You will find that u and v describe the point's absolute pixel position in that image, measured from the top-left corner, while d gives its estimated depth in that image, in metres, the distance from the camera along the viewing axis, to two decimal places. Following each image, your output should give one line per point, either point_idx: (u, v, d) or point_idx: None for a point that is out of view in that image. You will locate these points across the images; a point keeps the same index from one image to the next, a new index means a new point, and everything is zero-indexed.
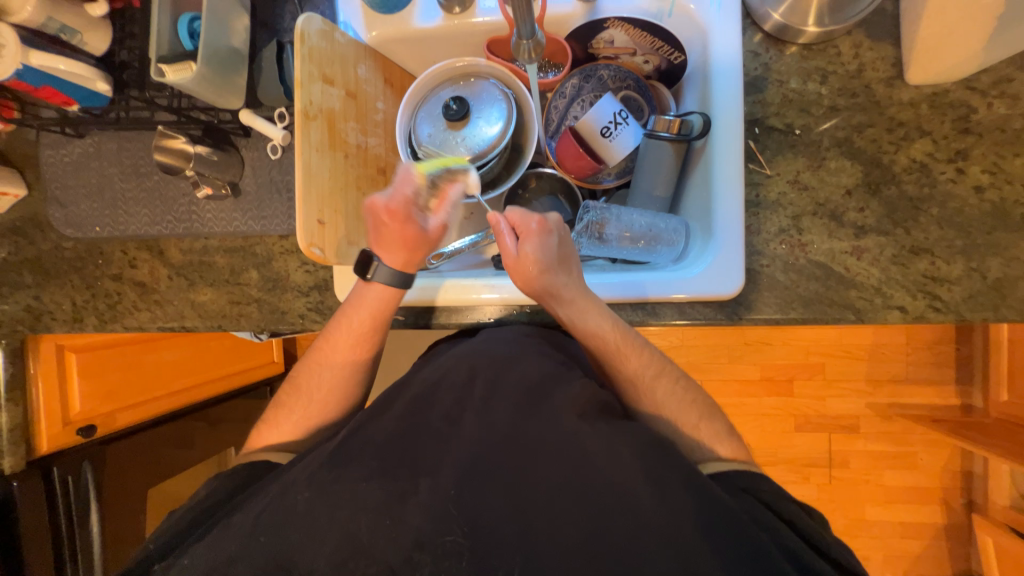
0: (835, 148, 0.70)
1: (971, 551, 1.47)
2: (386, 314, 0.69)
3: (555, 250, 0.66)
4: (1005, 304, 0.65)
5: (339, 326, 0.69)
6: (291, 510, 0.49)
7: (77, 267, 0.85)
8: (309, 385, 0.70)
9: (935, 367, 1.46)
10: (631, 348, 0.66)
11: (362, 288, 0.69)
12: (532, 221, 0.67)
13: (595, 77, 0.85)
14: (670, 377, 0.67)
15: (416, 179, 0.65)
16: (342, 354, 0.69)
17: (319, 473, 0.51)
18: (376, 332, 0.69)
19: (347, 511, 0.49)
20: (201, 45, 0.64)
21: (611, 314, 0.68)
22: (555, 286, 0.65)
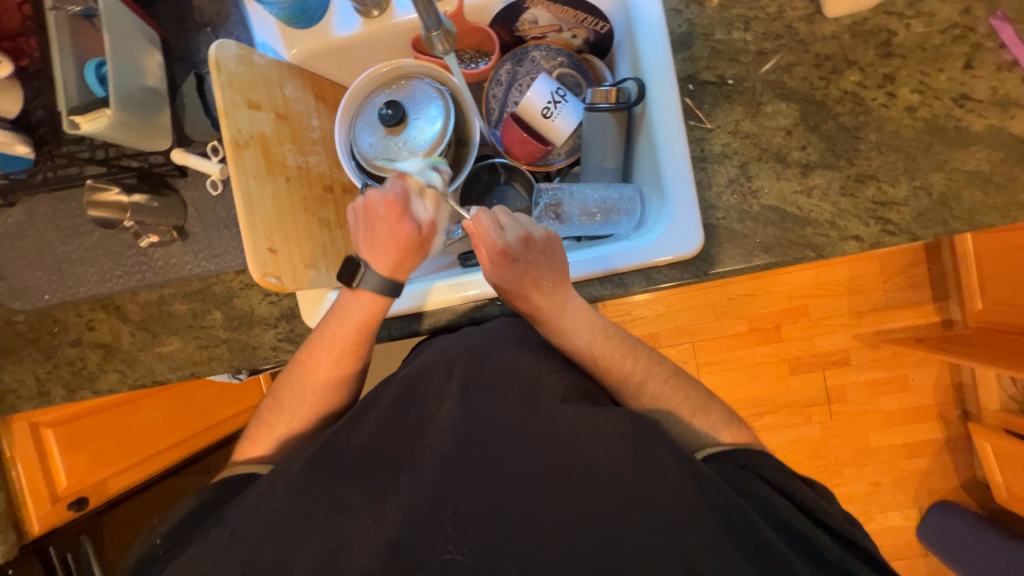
0: (769, 92, 0.71)
1: (973, 459, 1.52)
2: (371, 325, 0.68)
3: (525, 276, 0.64)
4: (954, 218, 0.66)
5: (323, 341, 0.68)
6: (269, 523, 0.49)
7: (33, 339, 0.82)
8: (292, 401, 0.68)
9: (910, 289, 1.50)
10: (623, 353, 0.68)
11: (348, 298, 0.68)
12: (501, 249, 0.64)
13: (527, 60, 0.85)
14: (665, 375, 0.66)
15: (409, 180, 0.67)
16: (329, 366, 0.68)
17: (295, 483, 0.51)
18: (361, 343, 0.68)
19: (325, 517, 0.48)
20: (112, 89, 0.62)
21: (590, 324, 0.68)
22: (528, 309, 0.67)
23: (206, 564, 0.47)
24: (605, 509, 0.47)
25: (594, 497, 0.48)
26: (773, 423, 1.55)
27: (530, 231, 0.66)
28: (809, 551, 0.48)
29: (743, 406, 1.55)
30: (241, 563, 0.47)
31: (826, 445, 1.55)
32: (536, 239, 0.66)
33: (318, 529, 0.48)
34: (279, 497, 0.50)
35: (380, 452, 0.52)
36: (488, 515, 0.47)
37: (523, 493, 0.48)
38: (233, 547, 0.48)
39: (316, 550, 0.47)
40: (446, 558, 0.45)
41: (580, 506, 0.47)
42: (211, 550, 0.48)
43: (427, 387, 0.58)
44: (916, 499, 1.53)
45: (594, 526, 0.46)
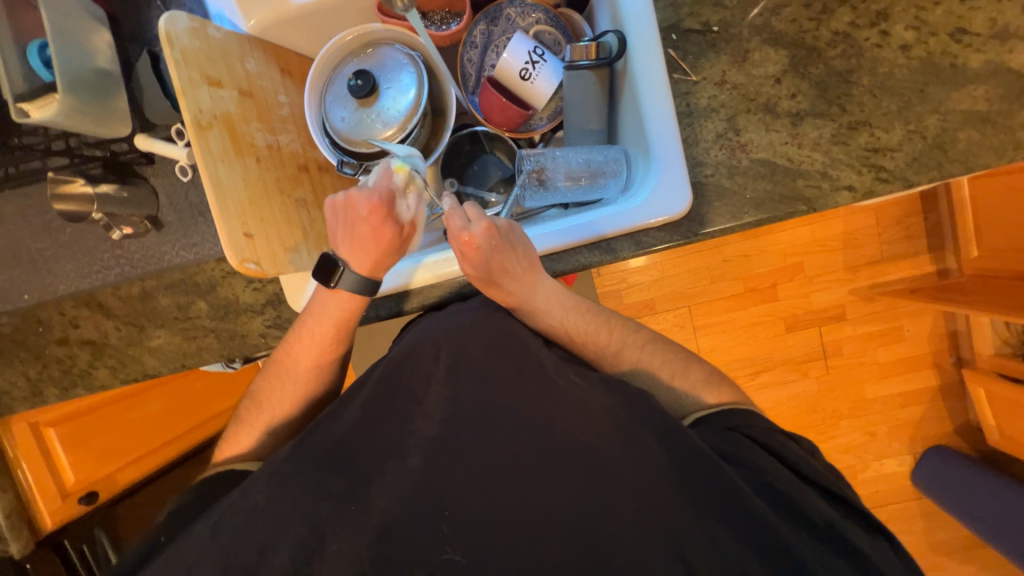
0: (756, 38, 0.67)
1: (967, 403, 1.54)
2: (353, 316, 0.67)
3: (495, 266, 0.63)
4: (949, 160, 0.64)
5: (301, 336, 0.67)
6: (252, 510, 0.48)
7: (19, 341, 0.81)
8: (276, 394, 0.68)
9: (906, 240, 1.48)
10: (599, 325, 0.67)
11: (325, 297, 0.66)
12: (461, 243, 0.62)
13: (501, 18, 0.81)
14: (646, 343, 0.66)
15: (396, 177, 0.65)
16: (308, 362, 0.67)
17: (278, 471, 0.51)
18: (341, 339, 0.68)
19: (307, 503, 0.49)
20: (59, 71, 0.59)
21: (563, 302, 0.68)
22: (501, 296, 0.66)
23: (191, 553, 0.48)
24: (590, 478, 0.48)
25: (581, 466, 0.49)
26: (769, 381, 1.57)
27: (497, 221, 0.64)
28: (801, 502, 0.49)
29: (740, 366, 1.57)
30: (232, 547, 0.47)
31: (823, 400, 1.57)
32: (504, 229, 0.64)
33: (301, 515, 0.48)
34: (261, 485, 0.50)
35: (367, 436, 0.52)
36: (473, 491, 0.48)
37: (510, 464, 0.49)
38: (221, 534, 0.48)
39: (308, 533, 0.47)
40: (447, 558, 0.46)
41: (567, 476, 0.48)
42: (198, 538, 0.49)
43: (414, 370, 0.57)
44: (911, 445, 1.57)
45: (581, 496, 0.48)
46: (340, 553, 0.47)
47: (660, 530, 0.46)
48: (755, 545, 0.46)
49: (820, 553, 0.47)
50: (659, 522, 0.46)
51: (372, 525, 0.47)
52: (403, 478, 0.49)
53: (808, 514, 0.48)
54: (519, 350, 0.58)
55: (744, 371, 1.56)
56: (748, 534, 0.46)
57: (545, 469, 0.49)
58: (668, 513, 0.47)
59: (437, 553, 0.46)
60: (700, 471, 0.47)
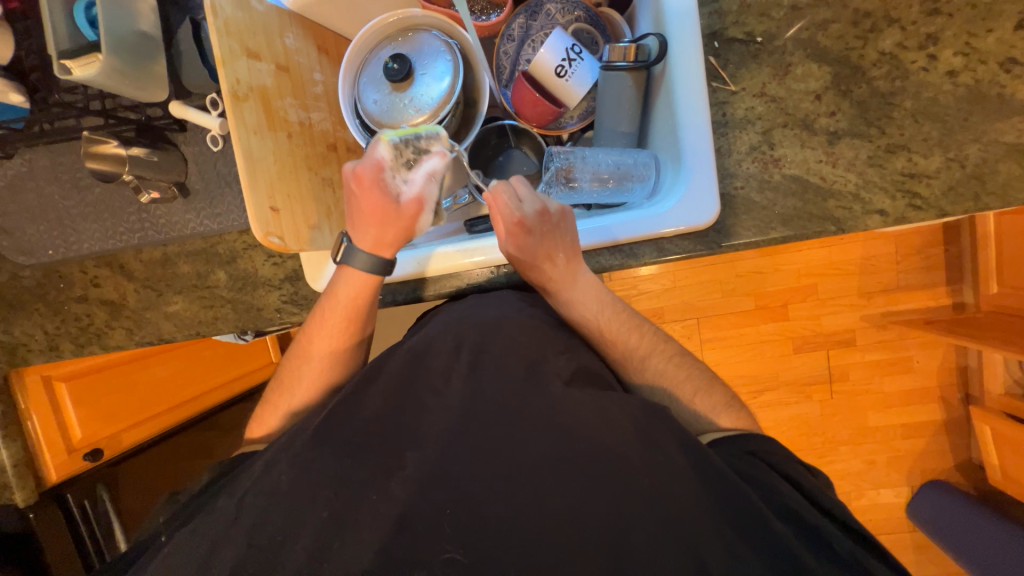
0: (800, 52, 0.66)
1: (971, 441, 1.53)
2: (368, 303, 0.67)
3: (537, 248, 0.63)
4: (986, 192, 0.63)
5: (318, 324, 0.67)
6: (275, 489, 0.50)
7: (40, 295, 0.82)
8: (294, 380, 0.68)
9: (926, 270, 1.46)
10: (631, 327, 0.67)
11: (337, 277, 0.67)
12: (513, 218, 0.63)
13: (541, 13, 0.80)
14: (664, 352, 0.66)
15: (382, 149, 0.63)
16: (325, 343, 0.67)
17: (298, 452, 0.51)
18: (358, 318, 0.67)
19: (324, 489, 0.49)
20: (104, 31, 0.59)
21: (599, 297, 0.67)
22: (541, 279, 0.66)
23: (215, 530, 0.50)
24: (604, 484, 0.47)
25: (595, 473, 0.48)
26: (773, 400, 1.56)
27: (549, 204, 0.65)
28: (809, 528, 0.48)
29: (746, 383, 1.56)
30: (247, 525, 0.48)
31: (826, 424, 1.56)
32: (551, 212, 0.65)
33: (321, 499, 0.49)
34: (285, 466, 0.51)
35: (380, 421, 0.52)
36: (487, 487, 0.47)
37: (522, 462, 0.48)
38: (243, 516, 0.49)
39: (319, 516, 0.48)
40: (448, 557, 0.45)
41: (579, 482, 0.47)
42: (222, 517, 0.50)
43: (433, 362, 0.57)
44: (909, 477, 1.55)
45: (598, 503, 0.46)
46: (355, 543, 0.46)
47: (674, 547, 0.44)
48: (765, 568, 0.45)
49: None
50: (671, 538, 0.45)
51: (392, 516, 0.46)
52: (426, 468, 0.48)
53: (816, 541, 0.48)
54: (541, 352, 0.58)
55: (749, 388, 1.55)
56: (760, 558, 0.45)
57: (557, 471, 0.48)
58: (684, 530, 0.45)
59: (439, 551, 0.45)
60: (716, 482, 0.48)
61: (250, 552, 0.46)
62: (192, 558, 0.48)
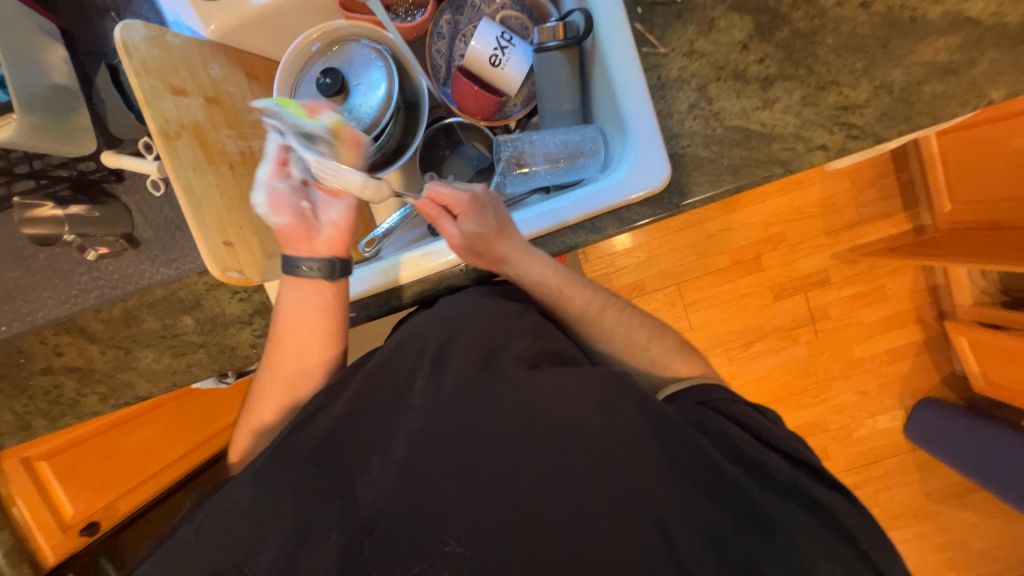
0: (721, 6, 0.68)
1: (951, 354, 1.59)
2: (327, 305, 0.65)
3: (478, 226, 0.64)
4: (915, 112, 0.66)
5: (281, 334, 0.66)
6: (256, 518, 0.48)
7: (0, 375, 0.79)
8: (264, 391, 0.67)
9: (882, 199, 1.51)
10: (576, 288, 0.68)
11: (299, 284, 0.65)
12: (449, 205, 0.66)
13: (466, 7, 0.81)
14: (616, 304, 0.69)
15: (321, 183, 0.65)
16: (293, 355, 0.65)
17: (279, 475, 0.50)
18: (319, 326, 0.65)
19: (311, 507, 0.48)
20: (12, 87, 0.56)
21: (549, 266, 0.67)
22: (488, 259, 0.65)
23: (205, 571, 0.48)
24: (586, 451, 0.49)
25: (579, 442, 0.49)
26: (761, 349, 1.60)
27: (483, 186, 0.68)
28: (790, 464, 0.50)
29: (734, 338, 1.59)
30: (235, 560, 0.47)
31: (814, 363, 1.60)
32: (487, 193, 0.68)
33: (305, 520, 0.48)
34: (258, 490, 0.49)
35: (364, 435, 0.51)
36: (473, 478, 0.48)
37: (510, 446, 0.49)
38: (227, 553, 0.47)
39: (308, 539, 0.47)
40: (448, 547, 0.46)
41: (562, 456, 0.49)
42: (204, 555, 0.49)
43: (400, 364, 0.55)
44: (900, 399, 1.61)
45: (582, 470, 0.48)
46: (349, 552, 0.46)
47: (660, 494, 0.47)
48: (738, 504, 0.48)
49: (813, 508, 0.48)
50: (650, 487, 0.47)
51: (358, 518, 0.48)
52: (412, 471, 0.48)
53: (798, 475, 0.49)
54: (507, 334, 0.57)
55: (737, 342, 1.59)
56: (733, 503, 0.47)
57: (539, 450, 0.49)
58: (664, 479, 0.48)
59: (439, 544, 0.47)
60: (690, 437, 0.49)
61: None
62: None
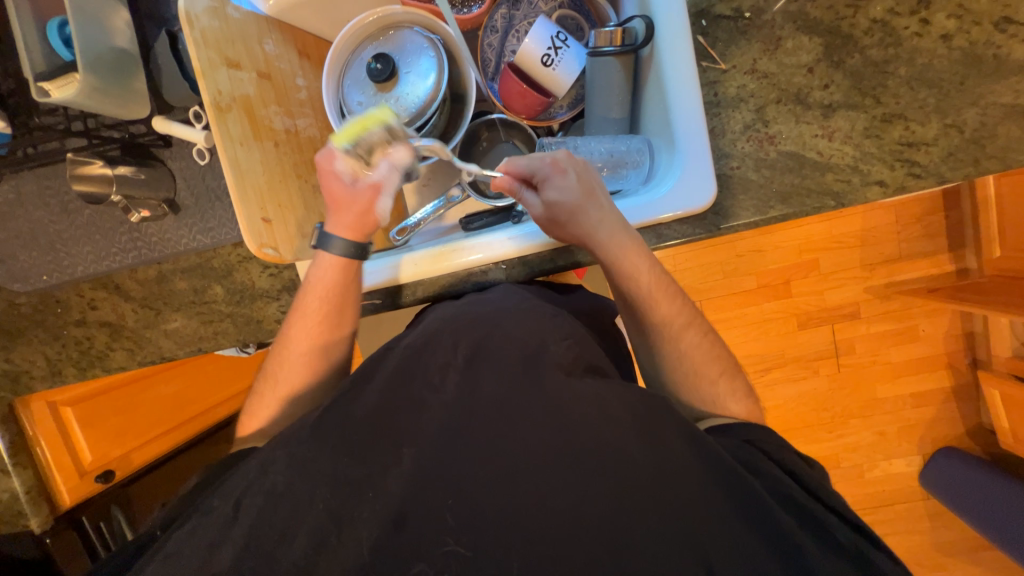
0: (790, 26, 0.65)
1: (980, 406, 1.52)
2: (346, 283, 0.66)
3: (557, 201, 0.62)
4: (986, 156, 0.62)
5: (303, 305, 0.67)
6: (273, 492, 0.49)
7: (38, 321, 0.82)
8: (282, 366, 0.67)
9: (927, 238, 1.45)
10: (665, 294, 0.64)
11: (321, 259, 0.66)
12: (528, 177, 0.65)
13: (524, 3, 0.79)
14: (699, 326, 0.66)
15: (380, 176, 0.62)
16: (314, 327, 0.66)
17: (299, 454, 0.50)
18: (340, 302, 0.66)
19: (327, 489, 0.49)
20: (78, 50, 0.58)
21: (640, 259, 0.62)
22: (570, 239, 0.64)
23: (221, 540, 0.48)
24: (603, 467, 0.47)
25: (595, 456, 0.47)
26: (780, 377, 1.56)
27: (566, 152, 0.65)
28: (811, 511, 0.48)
29: (752, 363, 1.56)
30: (247, 530, 0.47)
31: (832, 398, 1.56)
32: (571, 159, 0.64)
33: (320, 501, 0.48)
34: (278, 464, 0.50)
35: (382, 426, 0.51)
36: (484, 482, 0.47)
37: (527, 454, 0.48)
38: (237, 516, 0.49)
39: (318, 519, 0.47)
40: (449, 550, 0.44)
41: (580, 468, 0.47)
42: (220, 520, 0.49)
43: (431, 358, 0.56)
44: (920, 446, 1.55)
45: (597, 488, 0.46)
46: (354, 537, 0.46)
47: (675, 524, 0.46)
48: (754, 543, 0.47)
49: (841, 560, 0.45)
50: (664, 511, 0.45)
51: (389, 506, 0.46)
52: (429, 466, 0.48)
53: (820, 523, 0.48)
54: (540, 339, 0.57)
55: (755, 367, 1.55)
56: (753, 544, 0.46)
57: (554, 460, 0.48)
58: (680, 505, 0.46)
59: (438, 543, 0.45)
60: (708, 463, 0.48)
61: (247, 563, 0.46)
62: (187, 565, 0.47)
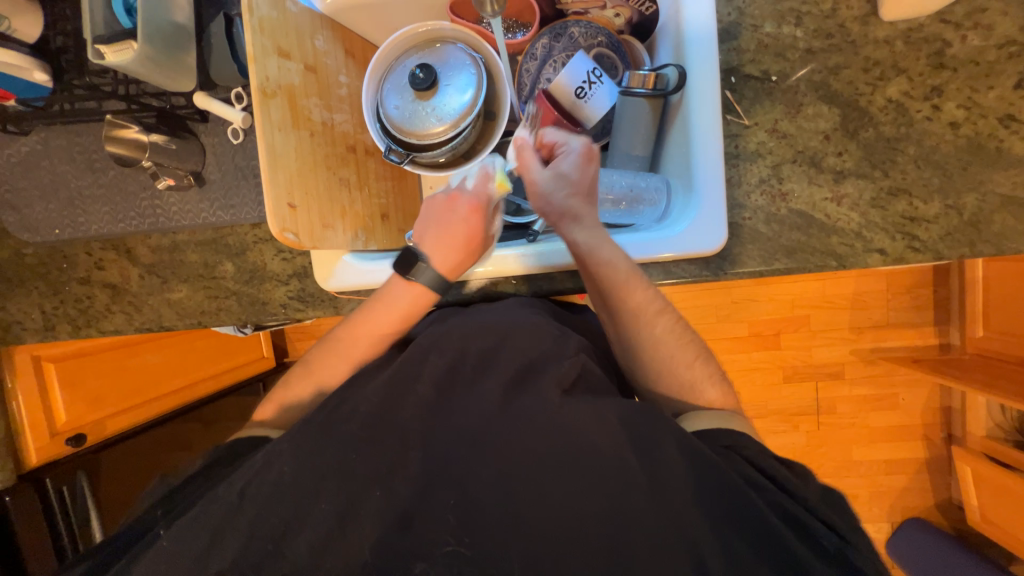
0: (812, 94, 0.69)
1: (951, 481, 1.55)
2: (417, 310, 0.66)
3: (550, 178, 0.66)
4: (980, 240, 0.66)
5: (360, 322, 0.66)
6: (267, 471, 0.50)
7: (41, 274, 0.82)
8: (320, 365, 0.67)
9: (916, 309, 1.50)
10: (637, 281, 0.61)
11: (399, 285, 0.65)
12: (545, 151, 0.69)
13: (566, 36, 0.82)
14: (670, 314, 0.63)
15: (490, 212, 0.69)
16: (365, 345, 0.66)
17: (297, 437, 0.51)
18: (401, 327, 0.66)
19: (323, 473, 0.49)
20: (141, 21, 0.60)
21: (613, 247, 0.62)
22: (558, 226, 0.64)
23: (219, 515, 0.48)
24: (598, 482, 0.47)
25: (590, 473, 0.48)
26: (762, 428, 1.57)
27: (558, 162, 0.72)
28: None
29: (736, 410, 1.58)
30: (240, 505, 0.48)
31: (810, 455, 1.57)
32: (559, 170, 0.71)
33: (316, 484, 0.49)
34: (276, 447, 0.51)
35: (381, 422, 0.52)
36: (482, 484, 0.49)
37: (525, 464, 0.49)
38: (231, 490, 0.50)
39: (319, 507, 0.49)
40: (451, 550, 0.46)
41: (575, 485, 0.48)
42: (220, 494, 0.50)
43: (438, 360, 0.56)
44: (889, 513, 1.57)
45: (590, 506, 0.47)
46: (349, 529, 0.48)
47: None
48: None
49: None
50: (661, 541, 0.44)
51: (387, 509, 0.48)
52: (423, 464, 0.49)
53: None
54: (548, 351, 0.57)
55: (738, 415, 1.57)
56: None
57: (549, 474, 0.49)
58: (681, 537, 0.44)
59: (439, 545, 0.46)
60: (709, 484, 0.46)
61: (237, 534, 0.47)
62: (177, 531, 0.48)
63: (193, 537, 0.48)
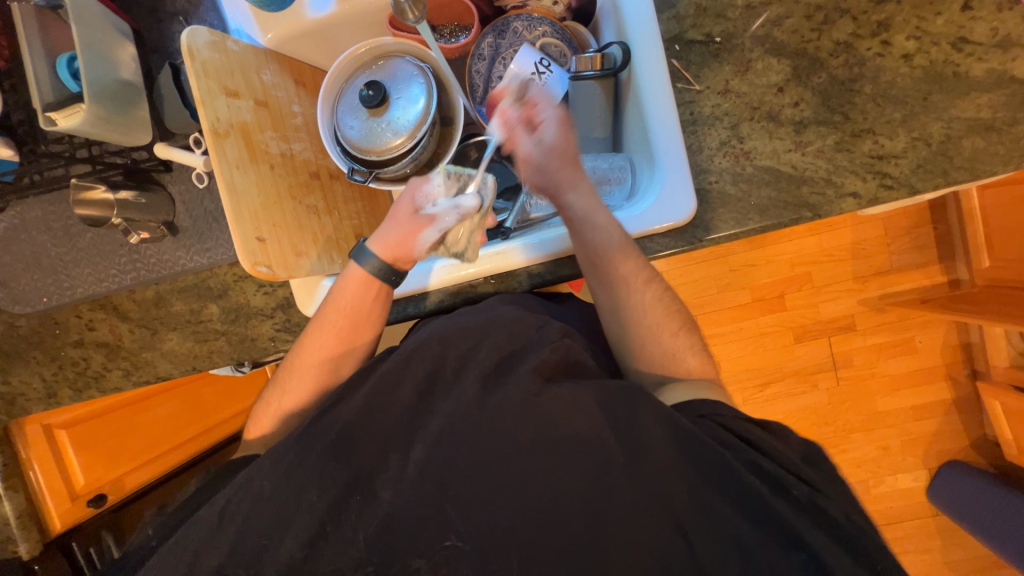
0: (759, 49, 0.68)
1: (983, 417, 1.51)
2: (370, 303, 0.67)
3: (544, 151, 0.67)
4: (953, 167, 0.64)
5: (318, 323, 0.67)
6: (257, 497, 0.50)
7: (37, 344, 0.83)
8: (293, 377, 0.67)
9: (917, 249, 1.47)
10: (628, 248, 0.63)
11: (348, 277, 0.67)
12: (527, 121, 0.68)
13: (509, 32, 0.82)
14: (659, 285, 0.64)
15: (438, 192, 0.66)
16: (328, 344, 0.66)
17: (283, 460, 0.52)
18: (359, 324, 0.67)
19: (312, 492, 0.50)
20: (85, 82, 0.61)
21: (606, 215, 0.64)
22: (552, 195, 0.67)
23: (219, 548, 0.49)
24: (583, 459, 0.48)
25: (574, 453, 0.48)
26: (778, 391, 1.55)
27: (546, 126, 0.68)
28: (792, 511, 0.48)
29: (749, 378, 1.56)
30: (236, 535, 0.49)
31: (833, 412, 1.55)
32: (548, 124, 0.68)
33: (305, 503, 0.49)
34: (267, 473, 0.52)
35: (364, 435, 0.53)
36: (472, 479, 0.48)
37: (512, 452, 0.49)
38: (228, 523, 0.50)
39: (307, 519, 0.48)
40: (449, 545, 0.47)
41: (561, 467, 0.48)
42: (215, 524, 0.50)
43: (418, 366, 0.55)
44: (926, 460, 1.53)
45: (576, 485, 0.47)
46: (343, 538, 0.48)
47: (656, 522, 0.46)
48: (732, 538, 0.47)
49: (847, 563, 0.42)
50: (641, 506, 0.46)
51: (378, 515, 0.48)
52: (407, 468, 0.50)
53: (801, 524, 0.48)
54: (527, 343, 0.57)
55: (751, 382, 1.55)
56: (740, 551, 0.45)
57: (533, 456, 0.49)
58: (660, 499, 0.46)
59: (439, 539, 0.47)
60: (691, 448, 0.47)
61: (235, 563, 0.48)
62: (177, 567, 0.49)
63: (192, 568, 0.49)
